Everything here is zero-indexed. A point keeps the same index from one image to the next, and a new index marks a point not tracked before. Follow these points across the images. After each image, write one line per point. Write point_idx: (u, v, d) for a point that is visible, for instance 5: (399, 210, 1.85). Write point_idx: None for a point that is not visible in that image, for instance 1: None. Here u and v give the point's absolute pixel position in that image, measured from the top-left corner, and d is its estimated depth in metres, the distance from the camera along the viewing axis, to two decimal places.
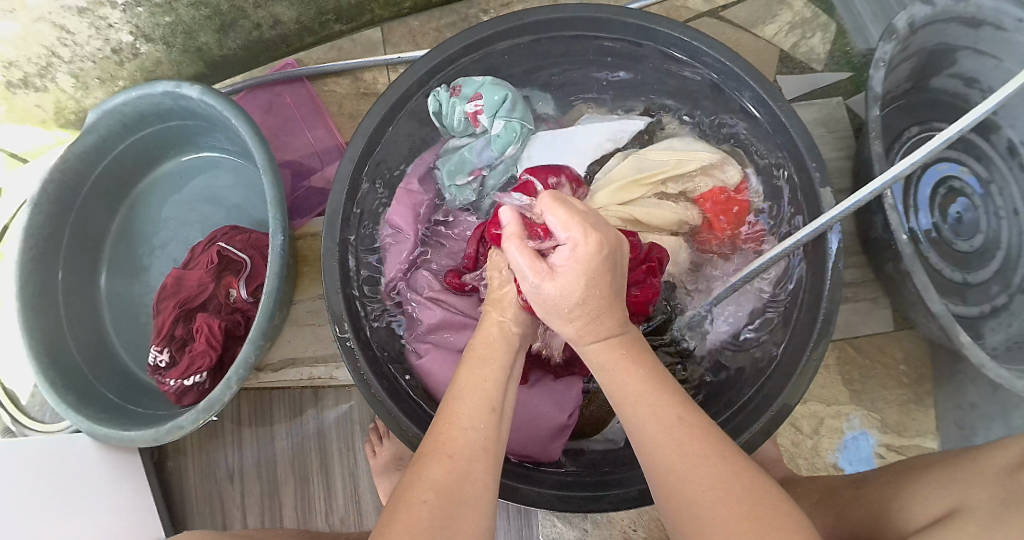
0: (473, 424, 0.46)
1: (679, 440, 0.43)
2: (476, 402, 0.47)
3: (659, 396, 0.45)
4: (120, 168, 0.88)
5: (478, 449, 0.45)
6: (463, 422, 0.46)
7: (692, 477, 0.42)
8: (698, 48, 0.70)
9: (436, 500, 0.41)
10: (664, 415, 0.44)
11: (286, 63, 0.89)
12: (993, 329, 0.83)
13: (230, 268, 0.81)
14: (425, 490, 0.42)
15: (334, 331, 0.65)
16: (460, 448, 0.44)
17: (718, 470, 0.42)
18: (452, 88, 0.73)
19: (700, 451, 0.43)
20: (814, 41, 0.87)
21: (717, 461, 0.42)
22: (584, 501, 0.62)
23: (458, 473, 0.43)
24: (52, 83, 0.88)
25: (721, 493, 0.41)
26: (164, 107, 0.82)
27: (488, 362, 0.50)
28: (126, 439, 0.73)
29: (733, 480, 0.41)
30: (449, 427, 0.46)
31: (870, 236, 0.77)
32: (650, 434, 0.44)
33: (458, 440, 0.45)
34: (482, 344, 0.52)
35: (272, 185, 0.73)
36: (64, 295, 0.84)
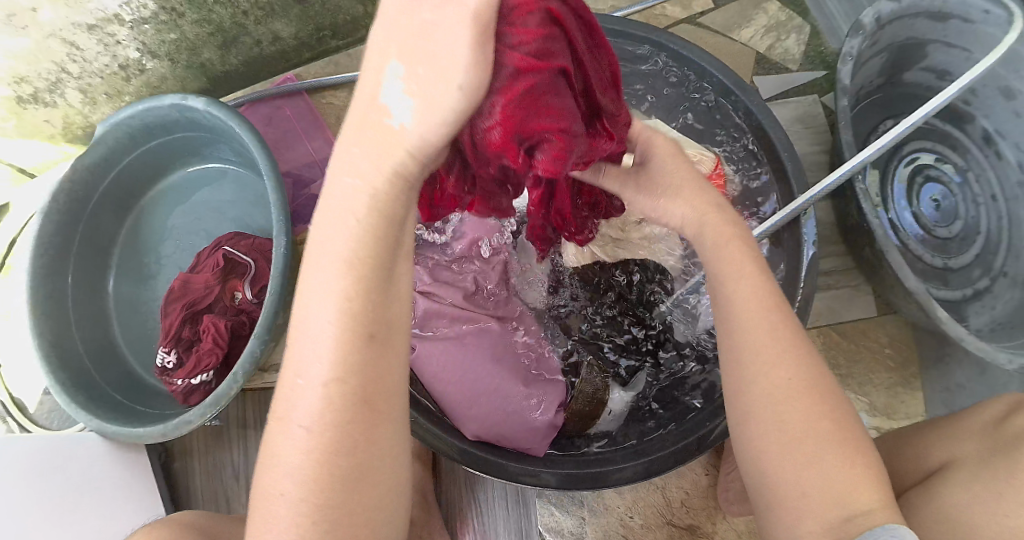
0: (331, 372, 0.40)
1: (793, 386, 0.49)
2: (331, 344, 0.40)
3: (791, 351, 0.50)
4: (127, 178, 0.92)
5: (351, 404, 0.41)
6: (320, 376, 0.40)
7: (794, 418, 0.48)
8: (673, 51, 0.75)
9: (327, 484, 0.40)
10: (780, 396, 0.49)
11: (286, 77, 0.95)
12: (977, 313, 0.84)
13: (235, 272, 0.84)
14: (295, 463, 0.41)
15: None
16: (322, 408, 0.40)
17: (818, 415, 0.48)
18: None
19: (804, 397, 0.48)
20: (789, 43, 0.91)
21: (817, 410, 0.48)
22: (573, 479, 0.63)
23: (328, 438, 0.40)
24: (61, 99, 0.92)
25: (814, 438, 0.47)
26: (171, 119, 0.86)
27: (357, 274, 0.40)
28: (136, 435, 0.75)
29: (825, 425, 0.48)
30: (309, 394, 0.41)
31: (848, 224, 0.80)
32: (768, 374, 0.49)
33: (316, 400, 0.40)
34: (343, 254, 0.40)
35: (276, 190, 0.77)
36: (73, 301, 0.87)
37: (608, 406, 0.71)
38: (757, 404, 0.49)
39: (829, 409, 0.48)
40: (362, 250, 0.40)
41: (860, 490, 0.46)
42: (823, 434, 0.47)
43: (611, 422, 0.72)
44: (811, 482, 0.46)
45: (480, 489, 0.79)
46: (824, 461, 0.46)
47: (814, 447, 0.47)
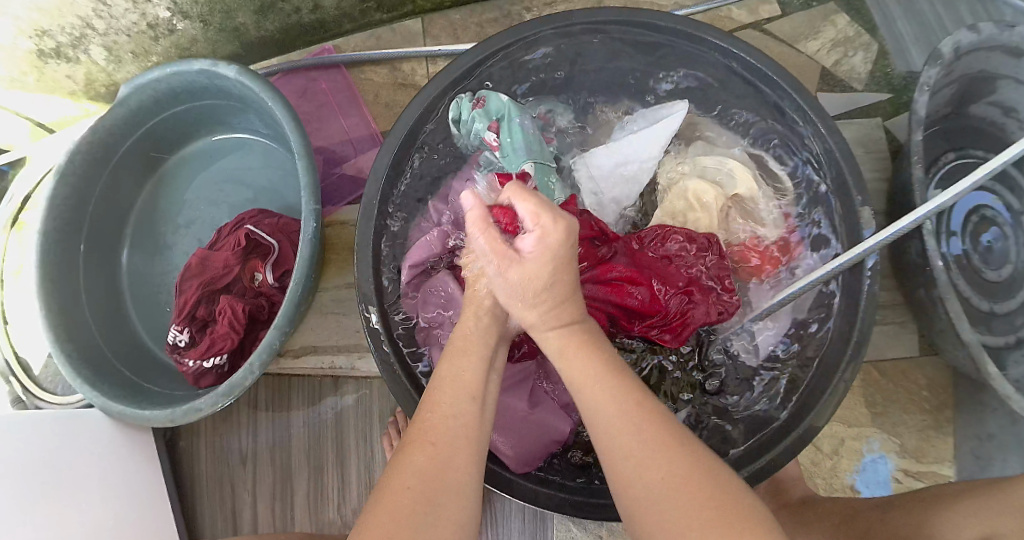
0: (448, 411, 0.48)
1: (630, 440, 0.45)
2: (460, 395, 0.49)
3: (603, 378, 0.49)
4: (150, 143, 0.87)
5: (455, 437, 0.47)
6: (439, 408, 0.48)
7: (625, 446, 0.45)
8: (745, 61, 0.69)
9: (419, 488, 0.43)
10: (623, 404, 0.47)
11: (324, 49, 0.89)
12: (1016, 363, 0.80)
13: (257, 252, 0.80)
14: (407, 479, 0.44)
15: (362, 312, 0.65)
16: (441, 433, 0.47)
17: (690, 483, 0.42)
18: (475, 100, 0.74)
19: (642, 441, 0.44)
20: (856, 60, 0.87)
21: (672, 454, 0.44)
22: (591, 507, 0.61)
23: (441, 459, 0.45)
24: (84, 55, 0.88)
25: (676, 473, 0.43)
26: (198, 85, 0.81)
27: (466, 352, 0.53)
28: (143, 418, 0.72)
29: (681, 470, 0.43)
30: (427, 420, 0.48)
31: (903, 259, 0.77)
32: (611, 422, 0.46)
33: (436, 428, 0.47)
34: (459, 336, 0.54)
35: (306, 169, 0.71)
36: (84, 268, 0.83)
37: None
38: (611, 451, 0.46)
39: (703, 470, 0.43)
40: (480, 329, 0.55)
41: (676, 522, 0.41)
42: (670, 464, 0.43)
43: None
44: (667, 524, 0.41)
45: (496, 500, 0.77)
46: (655, 475, 0.43)
47: (655, 478, 0.43)
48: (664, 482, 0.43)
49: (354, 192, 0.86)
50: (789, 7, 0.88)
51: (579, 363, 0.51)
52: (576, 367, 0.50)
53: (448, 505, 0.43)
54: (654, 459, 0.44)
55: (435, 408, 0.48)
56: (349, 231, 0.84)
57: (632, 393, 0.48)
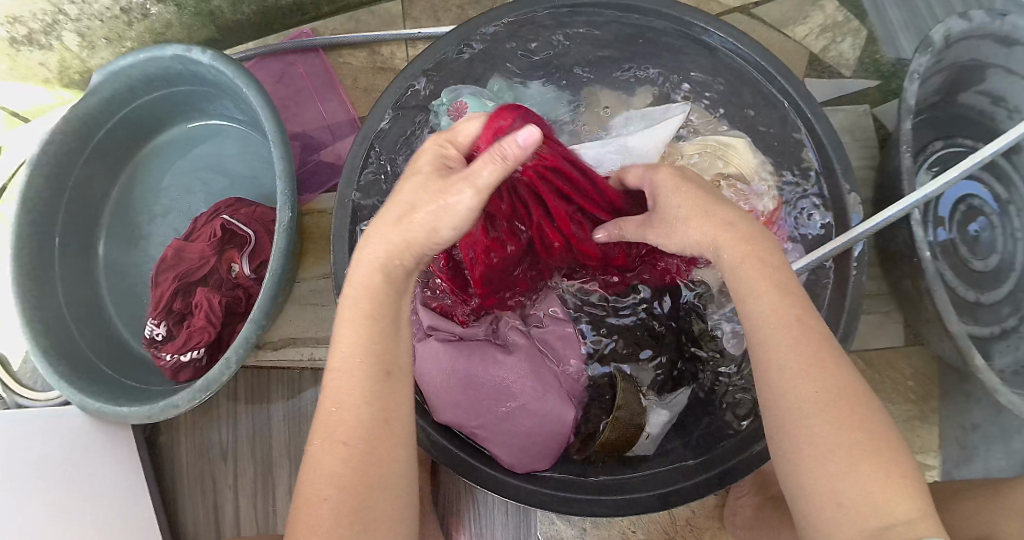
0: (362, 400, 0.44)
1: (841, 414, 0.41)
2: (363, 378, 0.44)
3: (791, 312, 0.45)
4: (126, 131, 0.85)
5: (364, 424, 0.44)
6: (347, 403, 0.44)
7: (814, 413, 0.42)
8: (732, 47, 0.68)
9: (341, 493, 0.42)
10: (830, 414, 0.41)
11: (300, 33, 0.87)
12: (1001, 352, 0.82)
13: (234, 242, 0.78)
14: (322, 487, 0.42)
15: (337, 298, 0.64)
16: (352, 429, 0.43)
17: (875, 458, 0.40)
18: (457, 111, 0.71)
19: (840, 414, 0.41)
20: (844, 46, 0.85)
21: (845, 420, 0.41)
22: (559, 501, 0.61)
23: (354, 455, 0.43)
24: (57, 41, 0.86)
25: (848, 446, 0.41)
26: (173, 71, 0.79)
27: (367, 317, 0.46)
28: (121, 414, 0.71)
29: (848, 432, 0.41)
30: (333, 415, 0.44)
31: (891, 249, 0.76)
32: (786, 359, 0.43)
33: (344, 425, 0.43)
34: (360, 299, 0.47)
35: (281, 158, 0.69)
36: (59, 259, 0.82)
37: (646, 429, 0.66)
38: (783, 396, 0.43)
39: (890, 451, 0.41)
40: (374, 291, 0.47)
41: (898, 498, 0.40)
42: (854, 436, 0.41)
43: (647, 446, 0.67)
44: (846, 491, 0.40)
45: (479, 493, 0.76)
46: (838, 449, 0.41)
47: (839, 447, 0.41)
48: (846, 443, 0.41)
49: (332, 179, 0.84)
50: None
51: (767, 313, 0.45)
52: (759, 309, 0.46)
53: (367, 502, 0.42)
54: (813, 394, 0.42)
55: (335, 397, 0.44)
56: (328, 220, 0.83)
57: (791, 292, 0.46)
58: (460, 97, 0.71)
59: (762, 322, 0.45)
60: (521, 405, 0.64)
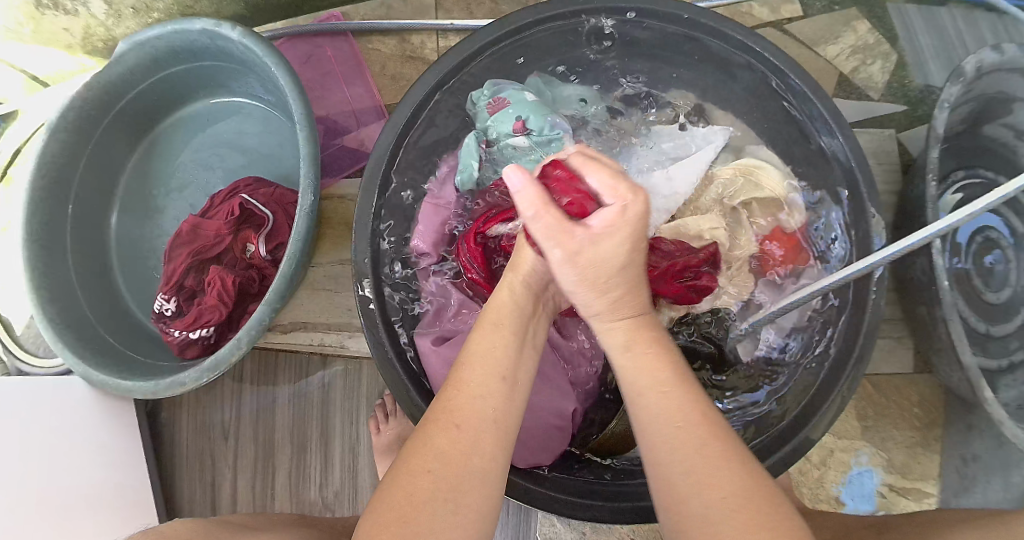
0: (479, 394, 0.44)
1: (672, 408, 0.44)
2: (490, 374, 0.45)
3: (646, 327, 0.49)
4: (148, 102, 0.85)
5: (482, 419, 0.43)
6: (467, 390, 0.44)
7: (692, 458, 0.42)
8: (771, 64, 0.67)
9: (440, 471, 0.41)
10: (678, 416, 0.44)
11: (331, 15, 0.86)
12: (1006, 385, 0.81)
13: (250, 222, 0.78)
14: (426, 461, 0.41)
15: (356, 287, 0.63)
16: (469, 416, 0.43)
17: (752, 511, 0.40)
18: (496, 104, 0.72)
19: (709, 452, 0.43)
20: (874, 69, 0.85)
21: (727, 468, 0.42)
22: (564, 506, 0.60)
23: (463, 442, 0.42)
24: (83, 8, 0.85)
25: (699, 459, 0.42)
26: (199, 45, 0.78)
27: (502, 327, 0.48)
28: (125, 388, 0.71)
29: (743, 478, 0.42)
30: (454, 400, 0.44)
31: (908, 276, 0.76)
32: (647, 379, 0.46)
33: (461, 408, 0.43)
34: (494, 310, 0.49)
35: (307, 142, 0.68)
36: (72, 227, 0.81)
37: None
38: (645, 419, 0.45)
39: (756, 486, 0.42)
40: (513, 305, 0.49)
41: None
42: (746, 482, 0.41)
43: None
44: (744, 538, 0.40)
45: None
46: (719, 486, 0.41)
47: (709, 472, 0.42)
48: (706, 465, 0.42)
49: (354, 164, 0.83)
50: (811, 9, 0.86)
51: (644, 340, 0.48)
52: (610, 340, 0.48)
53: (465, 492, 0.41)
54: (669, 407, 0.45)
55: (469, 386, 0.44)
56: (346, 206, 0.82)
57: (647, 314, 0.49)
58: (500, 93, 0.72)
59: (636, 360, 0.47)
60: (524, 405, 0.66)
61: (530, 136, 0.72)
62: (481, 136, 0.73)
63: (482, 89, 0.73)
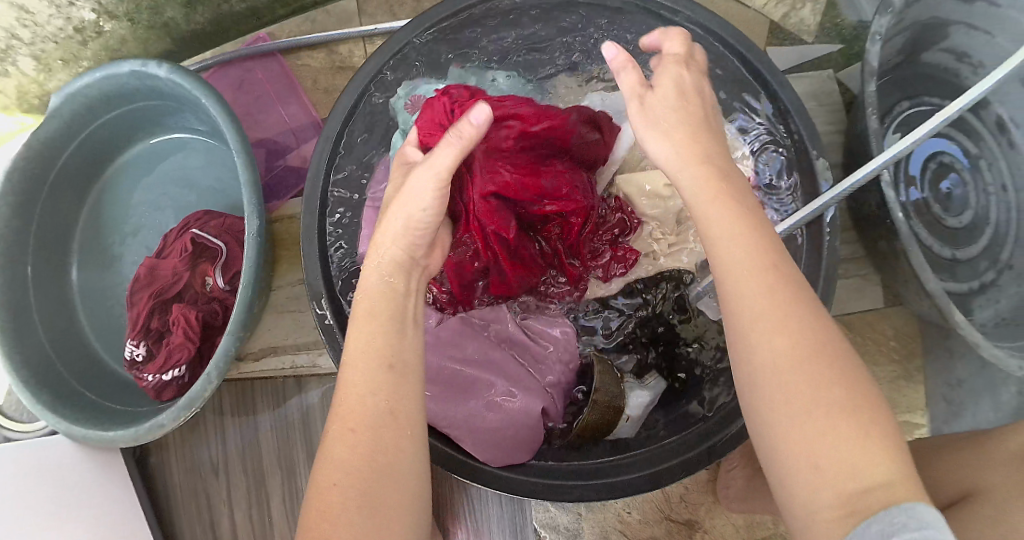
0: (367, 390, 0.43)
1: (816, 375, 0.37)
2: (372, 367, 0.44)
3: (739, 229, 0.43)
4: (91, 152, 0.85)
5: (378, 417, 0.43)
6: (354, 391, 0.43)
7: (798, 375, 0.38)
8: (693, 22, 0.67)
9: (346, 482, 0.40)
10: (795, 346, 0.38)
11: (257, 37, 0.85)
12: (981, 306, 0.82)
13: (206, 255, 0.78)
14: (333, 474, 0.41)
15: (314, 307, 0.64)
16: (361, 416, 0.42)
17: (859, 435, 0.36)
18: (414, 99, 0.70)
19: (817, 369, 0.38)
20: (805, 13, 0.84)
21: (830, 382, 0.37)
22: (548, 490, 0.61)
23: (363, 444, 0.42)
24: (12, 67, 0.85)
25: (811, 393, 0.37)
26: (131, 88, 0.78)
27: (378, 315, 0.47)
28: (106, 439, 0.71)
29: (844, 396, 0.37)
30: (348, 404, 0.43)
31: (864, 212, 0.76)
32: (753, 306, 0.40)
33: (354, 412, 0.43)
34: (369, 299, 0.48)
35: (245, 167, 0.68)
36: (34, 287, 0.81)
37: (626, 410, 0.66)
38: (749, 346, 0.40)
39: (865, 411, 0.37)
40: (387, 289, 0.48)
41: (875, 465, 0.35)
42: (838, 403, 0.37)
43: (628, 428, 0.67)
44: (824, 453, 0.36)
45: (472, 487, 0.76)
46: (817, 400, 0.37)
47: (807, 400, 0.37)
48: (818, 397, 0.37)
49: (299, 183, 0.83)
50: None
51: (741, 257, 0.42)
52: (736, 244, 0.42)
53: (378, 490, 0.40)
54: (786, 336, 0.39)
55: (355, 389, 0.43)
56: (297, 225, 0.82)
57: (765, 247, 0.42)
58: (416, 91, 0.71)
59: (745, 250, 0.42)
60: (488, 404, 0.64)
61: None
62: (407, 133, 0.70)
63: (399, 88, 0.71)
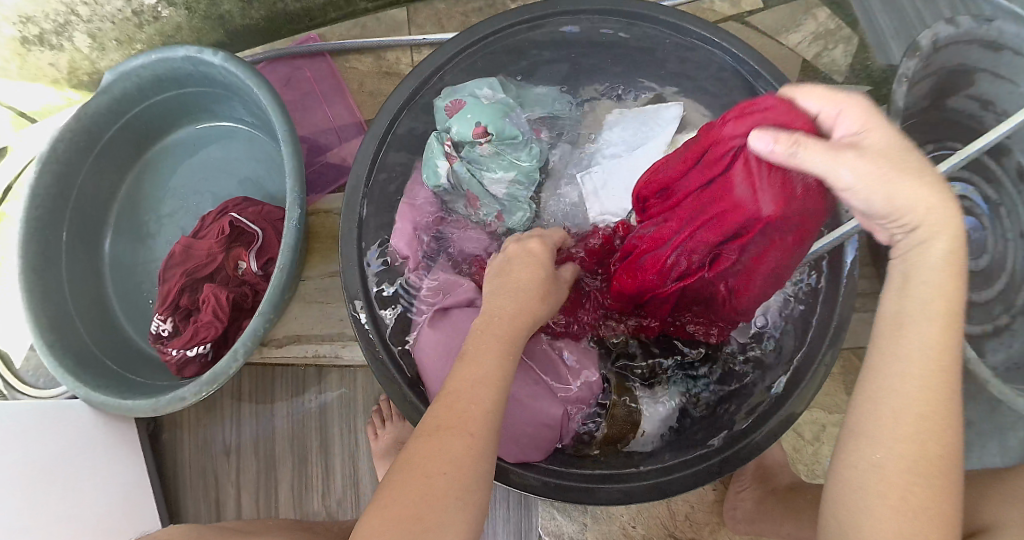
0: (489, 404, 0.47)
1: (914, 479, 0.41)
2: (496, 387, 0.48)
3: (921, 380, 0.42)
4: (136, 130, 0.87)
5: (487, 426, 0.46)
6: (480, 400, 0.47)
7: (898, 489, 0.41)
8: (730, 54, 0.70)
9: (451, 473, 0.44)
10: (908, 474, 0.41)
11: (309, 37, 0.88)
12: (994, 349, 0.83)
13: (241, 240, 0.80)
14: (438, 463, 0.44)
15: (349, 308, 0.66)
16: (478, 423, 0.46)
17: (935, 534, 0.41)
18: (453, 105, 0.73)
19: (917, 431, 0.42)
20: (836, 53, 0.89)
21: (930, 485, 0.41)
22: (561, 490, 0.61)
23: (478, 450, 0.45)
24: (68, 42, 0.88)
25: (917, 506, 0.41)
26: (183, 72, 0.80)
27: (493, 341, 0.51)
28: (125, 407, 0.72)
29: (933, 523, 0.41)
30: (464, 404, 0.46)
31: (884, 248, 0.78)
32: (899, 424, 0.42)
33: (475, 417, 0.46)
34: (494, 328, 0.52)
35: (291, 158, 0.70)
36: (66, 256, 0.83)
37: (643, 426, 0.69)
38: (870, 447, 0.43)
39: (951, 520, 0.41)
40: (511, 325, 0.53)
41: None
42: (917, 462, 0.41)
43: (647, 442, 0.69)
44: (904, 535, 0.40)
45: None
46: (888, 496, 0.41)
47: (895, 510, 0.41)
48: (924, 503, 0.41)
49: (338, 180, 0.86)
50: (770, 0, 0.90)
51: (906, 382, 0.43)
52: (919, 332, 0.43)
53: (474, 492, 0.44)
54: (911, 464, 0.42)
55: (470, 394, 0.47)
56: (333, 220, 0.84)
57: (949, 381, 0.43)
58: (458, 95, 0.73)
59: (917, 348, 0.43)
60: (515, 397, 0.66)
61: (493, 139, 0.73)
62: (445, 136, 0.73)
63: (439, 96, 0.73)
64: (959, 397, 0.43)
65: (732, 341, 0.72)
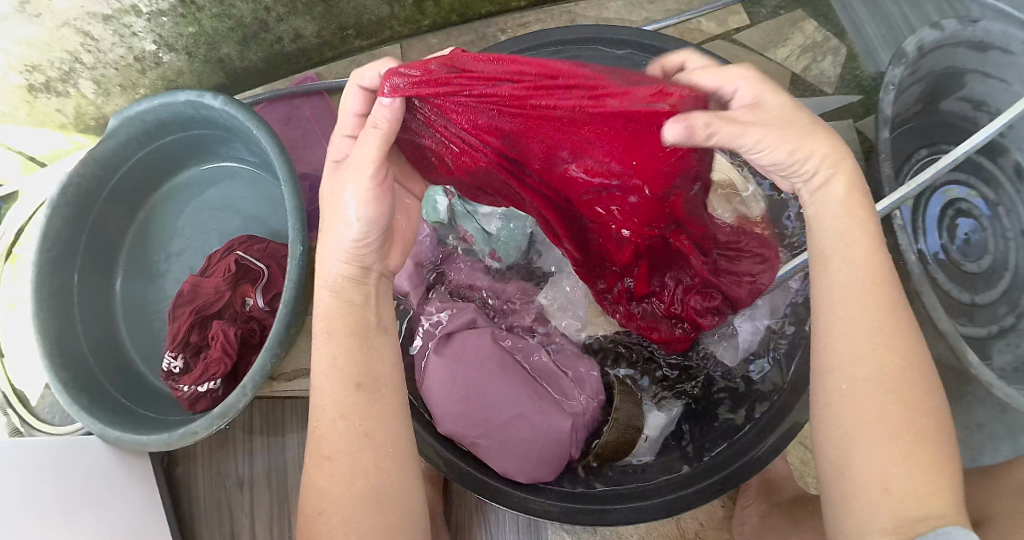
0: (333, 408, 0.49)
1: (887, 437, 0.45)
2: (338, 391, 0.50)
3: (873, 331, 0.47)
4: (143, 171, 0.89)
5: (346, 427, 0.49)
6: (326, 411, 0.50)
7: (884, 455, 0.45)
8: None
9: (348, 488, 0.48)
10: (893, 437, 0.45)
11: (304, 77, 0.91)
12: (1000, 350, 0.83)
13: (248, 277, 0.81)
14: (335, 485, 0.48)
15: None
16: (337, 428, 0.49)
17: (934, 477, 0.44)
18: None
19: (892, 394, 0.46)
20: (825, 65, 0.90)
21: (915, 434, 0.45)
22: (572, 513, 0.63)
23: (353, 455, 0.48)
24: (74, 89, 0.91)
25: (905, 459, 0.44)
26: (185, 114, 0.83)
27: (352, 340, 0.51)
28: (139, 443, 0.73)
29: (922, 465, 0.45)
30: (321, 424, 0.50)
31: None
32: (858, 382, 0.46)
33: (331, 428, 0.49)
34: (332, 329, 0.51)
35: (292, 196, 0.72)
36: (78, 298, 0.85)
37: (643, 433, 0.70)
38: (852, 413, 0.46)
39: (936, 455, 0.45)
40: (346, 312, 0.52)
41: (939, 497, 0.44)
42: (896, 417, 0.45)
43: (646, 449, 0.70)
44: (897, 484, 0.44)
45: (493, 512, 0.78)
46: (894, 460, 0.44)
47: (899, 477, 0.44)
48: (908, 456, 0.45)
49: None
50: (758, 17, 0.91)
51: (846, 334, 0.47)
52: (843, 283, 0.48)
53: (384, 491, 0.48)
54: (898, 419, 0.45)
55: (323, 407, 0.50)
56: None
57: (898, 331, 0.47)
58: None
59: (862, 349, 0.47)
60: (520, 414, 0.65)
61: None
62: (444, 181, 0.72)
63: None
64: (917, 339, 0.48)
65: (730, 358, 0.72)
